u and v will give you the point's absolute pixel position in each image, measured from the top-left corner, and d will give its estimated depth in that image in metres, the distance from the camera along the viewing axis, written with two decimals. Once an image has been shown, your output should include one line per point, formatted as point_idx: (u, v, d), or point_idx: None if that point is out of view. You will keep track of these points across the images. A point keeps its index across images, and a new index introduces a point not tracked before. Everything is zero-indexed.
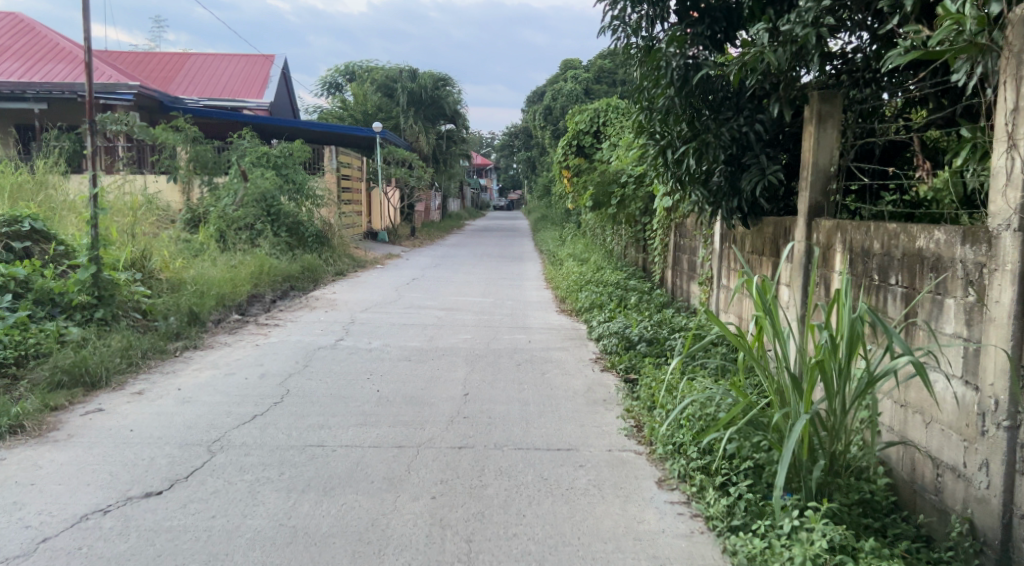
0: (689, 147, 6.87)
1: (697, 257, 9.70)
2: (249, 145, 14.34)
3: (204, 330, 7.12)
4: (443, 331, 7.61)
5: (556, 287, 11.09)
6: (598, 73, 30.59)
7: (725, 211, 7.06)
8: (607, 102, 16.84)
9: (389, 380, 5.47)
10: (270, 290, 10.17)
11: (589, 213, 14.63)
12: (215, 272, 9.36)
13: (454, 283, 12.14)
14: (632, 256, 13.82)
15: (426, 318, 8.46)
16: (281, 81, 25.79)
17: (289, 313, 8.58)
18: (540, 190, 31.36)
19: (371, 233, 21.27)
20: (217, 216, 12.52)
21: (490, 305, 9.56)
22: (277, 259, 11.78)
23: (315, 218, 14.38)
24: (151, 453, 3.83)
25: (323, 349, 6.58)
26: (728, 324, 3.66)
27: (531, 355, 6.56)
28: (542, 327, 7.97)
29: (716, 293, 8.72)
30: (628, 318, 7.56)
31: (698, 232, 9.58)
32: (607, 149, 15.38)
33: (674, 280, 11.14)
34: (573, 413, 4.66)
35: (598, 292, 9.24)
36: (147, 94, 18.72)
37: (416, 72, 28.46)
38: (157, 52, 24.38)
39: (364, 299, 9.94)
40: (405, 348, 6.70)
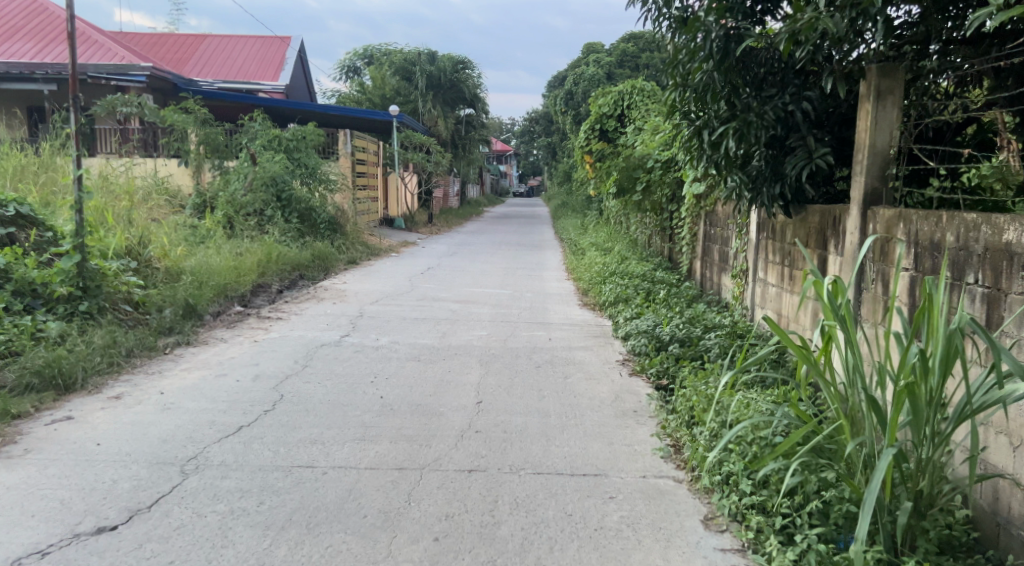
0: (728, 128, 6.28)
1: (730, 248, 9.09)
2: (261, 128, 13.85)
3: (200, 324, 6.62)
4: (458, 327, 7.08)
5: (578, 278, 10.53)
6: (620, 57, 29.85)
7: (765, 198, 6.49)
8: (631, 84, 16.18)
9: (396, 385, 4.95)
10: (277, 279, 9.67)
11: (612, 200, 14.03)
12: (218, 261, 8.86)
13: (471, 273, 11.61)
14: (657, 245, 13.21)
15: (440, 311, 7.93)
16: (297, 64, 25.30)
17: (295, 305, 8.07)
18: (560, 176, 30.75)
19: (388, 220, 20.78)
20: (225, 201, 12.03)
21: (508, 298, 9.03)
22: (287, 246, 11.29)
23: (328, 204, 13.88)
24: (115, 474, 3.32)
25: (327, 347, 6.07)
26: (790, 332, 3.09)
27: (552, 355, 6.02)
28: (563, 323, 7.41)
29: (751, 287, 8.13)
30: (657, 314, 6.99)
31: (732, 221, 8.98)
32: (631, 134, 14.75)
33: (703, 272, 10.53)
34: (599, 427, 4.12)
35: (623, 285, 8.67)
36: (159, 75, 18.26)
37: (435, 55, 27.84)
38: (171, 33, 23.94)
39: (376, 289, 9.43)
40: (415, 346, 6.17)
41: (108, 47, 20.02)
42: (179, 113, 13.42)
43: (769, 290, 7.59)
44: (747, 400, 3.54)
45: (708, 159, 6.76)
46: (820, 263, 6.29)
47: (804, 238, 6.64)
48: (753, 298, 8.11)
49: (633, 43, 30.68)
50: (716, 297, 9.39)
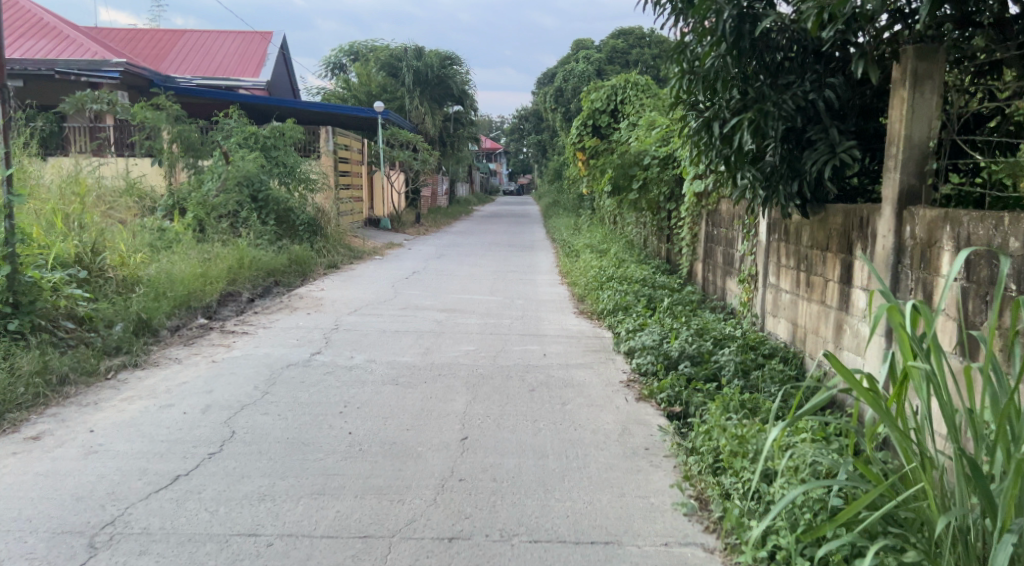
0: (741, 120, 5.64)
1: (736, 250, 8.49)
2: (236, 125, 13.15)
3: (154, 342, 5.93)
4: (442, 342, 6.41)
5: (572, 282, 9.89)
6: (610, 53, 29.27)
7: (782, 198, 5.86)
8: (625, 78, 15.56)
9: (368, 417, 4.28)
10: (249, 287, 8.99)
11: (607, 199, 13.40)
12: (183, 268, 8.17)
13: (459, 277, 10.97)
14: (654, 246, 12.59)
15: (424, 323, 7.28)
16: (280, 59, 24.55)
17: (265, 317, 7.40)
18: (550, 174, 30.12)
19: (373, 220, 20.08)
20: (197, 202, 11.32)
21: (499, 306, 8.39)
22: (262, 250, 10.62)
23: (307, 204, 13.18)
24: (6, 553, 2.67)
25: (294, 367, 5.40)
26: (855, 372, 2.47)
27: (547, 375, 5.37)
28: (558, 335, 6.76)
29: (762, 293, 7.51)
30: (663, 325, 6.37)
31: (739, 219, 8.36)
32: (625, 130, 14.10)
33: (705, 274, 9.90)
34: (607, 472, 3.49)
35: (622, 292, 8.02)
36: (134, 72, 17.52)
37: (422, 50, 27.14)
38: (148, 29, 23.17)
39: (355, 297, 8.75)
40: (395, 365, 5.50)
41: (80, 42, 19.23)
42: (150, 110, 12.70)
43: (783, 297, 6.96)
44: (800, 452, 2.94)
45: (717, 155, 6.14)
46: (845, 268, 5.69)
47: (824, 241, 6.03)
48: (763, 306, 7.49)
49: (623, 38, 30.09)
50: (723, 303, 8.76)
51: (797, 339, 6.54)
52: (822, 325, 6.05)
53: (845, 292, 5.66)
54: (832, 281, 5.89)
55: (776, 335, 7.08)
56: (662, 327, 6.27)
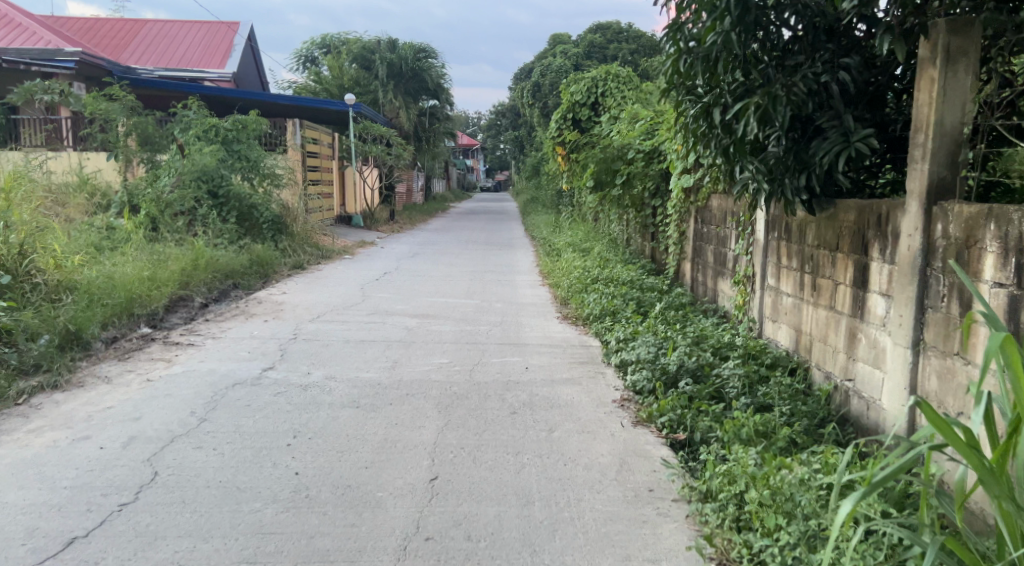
0: (745, 106, 5.07)
1: (729, 249, 7.94)
2: (195, 116, 12.39)
3: (83, 357, 5.23)
4: (412, 353, 5.76)
5: (554, 283, 9.31)
6: (588, 48, 28.72)
7: (788, 193, 5.28)
8: (605, 69, 14.98)
9: (319, 449, 3.64)
10: (203, 290, 8.29)
11: (588, 195, 12.81)
12: (128, 271, 7.45)
13: (433, 278, 10.34)
14: (638, 245, 12.04)
15: (392, 331, 6.62)
16: (247, 51, 23.70)
17: (218, 325, 6.72)
18: (528, 171, 29.57)
19: (345, 217, 19.33)
20: (149, 199, 10.55)
21: (475, 309, 7.78)
22: (219, 250, 9.91)
23: (272, 201, 12.46)
24: None
25: (241, 386, 4.72)
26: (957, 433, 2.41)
27: (531, 392, 4.75)
28: (539, 344, 6.14)
29: (759, 296, 6.95)
30: (656, 334, 5.80)
31: (734, 216, 7.79)
32: (607, 124, 13.52)
33: (695, 274, 9.32)
34: (604, 525, 2.89)
35: (609, 295, 7.41)
36: (91, 62, 16.66)
37: (395, 43, 26.44)
38: (108, 18, 22.25)
39: (319, 302, 8.06)
40: (356, 383, 4.85)
41: (34, 30, 18.32)
42: (103, 100, 11.91)
43: (784, 300, 6.40)
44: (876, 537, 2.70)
45: (715, 146, 5.54)
46: (857, 269, 5.12)
47: (834, 239, 5.45)
48: (761, 309, 6.93)
49: (601, 33, 29.63)
50: (716, 305, 8.18)
51: (800, 347, 5.99)
52: (829, 333, 5.49)
53: (857, 296, 5.10)
54: (841, 284, 5.33)
55: (775, 341, 6.54)
56: (655, 335, 5.68)
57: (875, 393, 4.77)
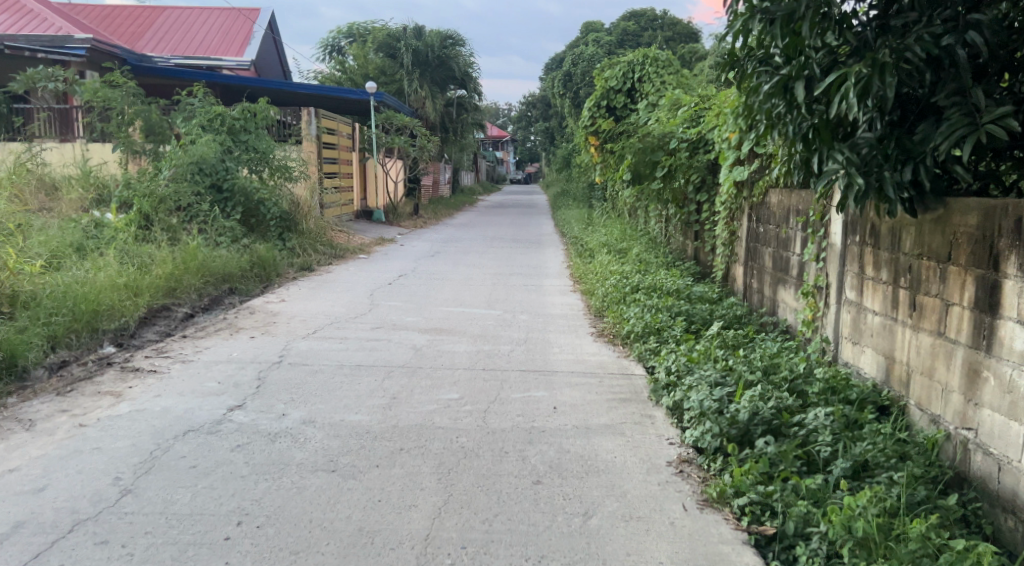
0: (838, 77, 3.95)
1: (795, 254, 6.82)
2: (200, 105, 11.47)
3: (13, 393, 4.30)
4: (416, 384, 4.74)
5: (587, 288, 8.24)
6: (621, 36, 27.54)
7: (888, 189, 4.15)
8: (643, 53, 13.83)
9: (266, 549, 2.67)
10: (191, 298, 7.36)
11: (625, 189, 11.71)
12: (101, 277, 6.54)
13: (453, 282, 9.34)
14: (680, 244, 10.92)
15: (396, 353, 5.61)
16: (268, 38, 22.88)
17: (194, 342, 5.76)
18: (559, 163, 28.45)
19: (365, 212, 18.40)
20: (141, 193, 9.62)
21: (496, 323, 6.77)
22: (217, 251, 9.01)
23: (282, 195, 11.54)
24: None
25: (193, 436, 3.73)
26: None
27: (561, 446, 3.71)
28: (570, 372, 5.09)
29: (834, 312, 5.83)
30: (716, 362, 4.73)
31: (801, 216, 6.69)
32: (644, 112, 12.43)
33: (748, 280, 8.20)
34: None
35: (651, 310, 6.33)
36: (102, 49, 15.89)
37: (422, 29, 25.37)
38: (125, 5, 21.60)
39: (319, 313, 7.07)
40: (338, 433, 3.84)
41: (46, 17, 17.70)
42: (101, 88, 11.08)
43: (869, 318, 5.30)
44: None
45: (792, 130, 4.42)
46: (980, 288, 4.01)
47: (944, 248, 4.34)
48: (836, 326, 5.82)
49: (634, 20, 28.64)
50: (777, 319, 7.07)
51: (894, 378, 4.89)
52: (936, 365, 4.38)
53: (979, 322, 4.00)
54: (954, 305, 4.22)
55: (857, 368, 5.42)
56: (716, 365, 4.60)
57: (1013, 451, 3.67)
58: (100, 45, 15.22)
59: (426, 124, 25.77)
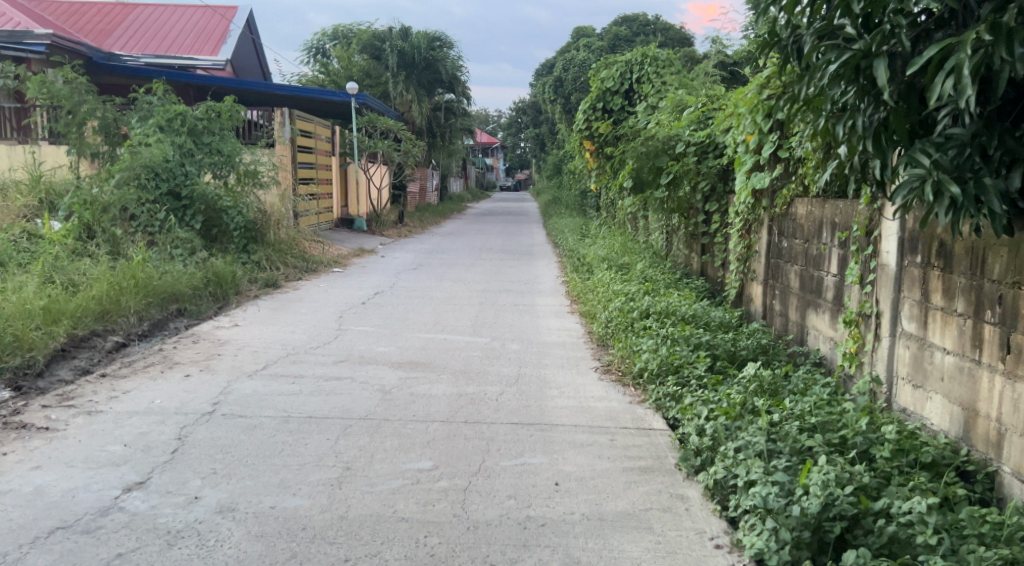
0: (933, 52, 2.96)
1: (833, 274, 5.85)
2: (159, 103, 10.35)
3: None
4: (379, 448, 3.73)
5: (587, 310, 7.26)
6: (613, 41, 26.76)
7: (990, 201, 3.18)
8: (641, 51, 12.90)
9: None
10: (127, 323, 6.31)
11: (625, 198, 10.74)
12: (10, 302, 5.47)
13: (435, 300, 8.33)
14: (685, 257, 9.96)
15: (359, 398, 4.59)
16: (246, 37, 21.82)
17: (113, 384, 4.71)
18: (551, 170, 27.58)
19: (346, 220, 17.34)
20: (83, 200, 8.55)
21: (482, 355, 5.77)
22: (168, 267, 7.96)
23: (250, 201, 10.49)
24: None
25: (60, 537, 2.73)
26: None
27: (566, 553, 2.73)
28: (573, 426, 4.10)
29: (887, 346, 4.86)
30: (758, 418, 3.75)
31: (840, 231, 5.73)
32: (643, 114, 11.48)
33: (769, 301, 7.23)
34: None
35: (667, 342, 5.35)
36: (66, 47, 14.63)
37: (408, 31, 24.42)
38: (93, 2, 20.54)
39: (275, 343, 6.04)
40: (262, 530, 2.82)
41: (5, 11, 16.56)
42: (48, 84, 9.98)
43: (937, 357, 4.33)
44: None
45: (862, 123, 3.46)
46: None
47: None
48: (889, 364, 4.85)
49: (625, 26, 27.93)
50: (809, 349, 6.12)
51: (977, 435, 3.91)
52: None
53: None
54: None
55: (922, 417, 4.45)
56: (760, 422, 3.62)
57: None
58: (64, 41, 14.11)
59: (412, 128, 24.76)
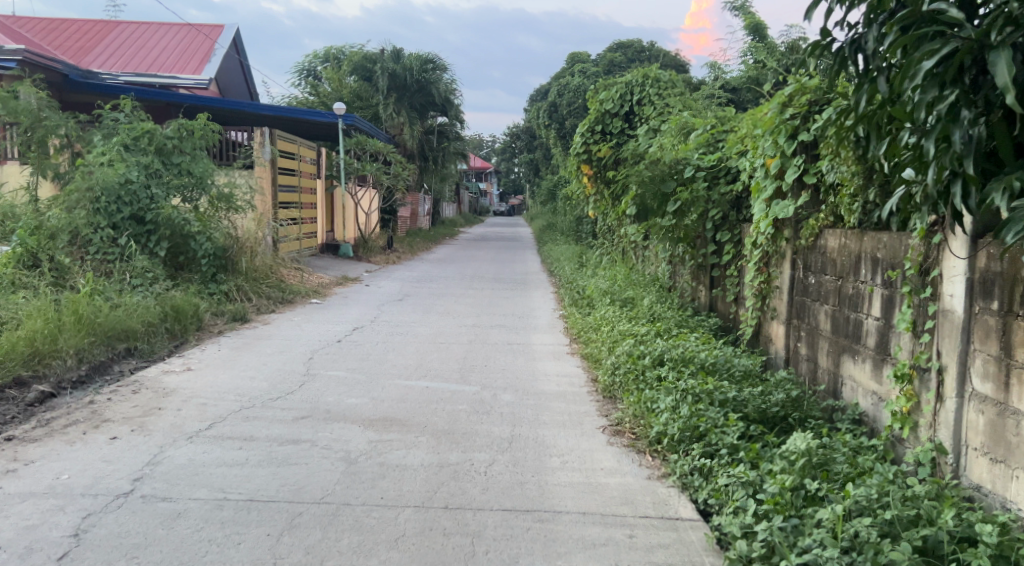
0: None
1: (875, 318, 5.06)
2: (126, 120, 9.55)
3: None
4: (332, 550, 2.94)
5: (589, 352, 6.44)
6: (608, 67, 26.23)
7: None
8: (642, 71, 12.18)
9: None
10: (61, 368, 5.46)
11: (627, 225, 9.97)
12: None
13: (419, 337, 7.50)
14: (692, 290, 9.17)
15: (317, 471, 3.76)
16: (232, 56, 21.13)
17: (19, 451, 3.86)
18: (545, 194, 26.91)
19: (331, 245, 16.52)
20: (28, 226, 7.89)
21: (470, 409, 4.93)
22: (121, 300, 7.14)
23: (222, 226, 9.68)
24: None
25: None
26: None
27: None
28: (580, 515, 3.29)
29: (954, 410, 4.06)
30: (818, 514, 2.95)
31: (885, 268, 4.96)
32: (646, 137, 10.75)
33: (794, 343, 6.43)
34: None
35: (687, 398, 4.53)
36: (41, 64, 13.74)
37: (401, 52, 23.77)
38: (75, 20, 19.91)
39: (230, 393, 5.20)
40: None
41: None
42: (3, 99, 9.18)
43: None
44: None
45: (959, 141, 2.70)
46: None
47: None
48: (954, 430, 4.06)
49: (620, 51, 27.42)
50: (845, 403, 5.33)
51: None
52: None
53: None
54: None
55: (1007, 501, 3.64)
56: (826, 522, 2.82)
57: None
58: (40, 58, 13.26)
59: (404, 151, 24.10)
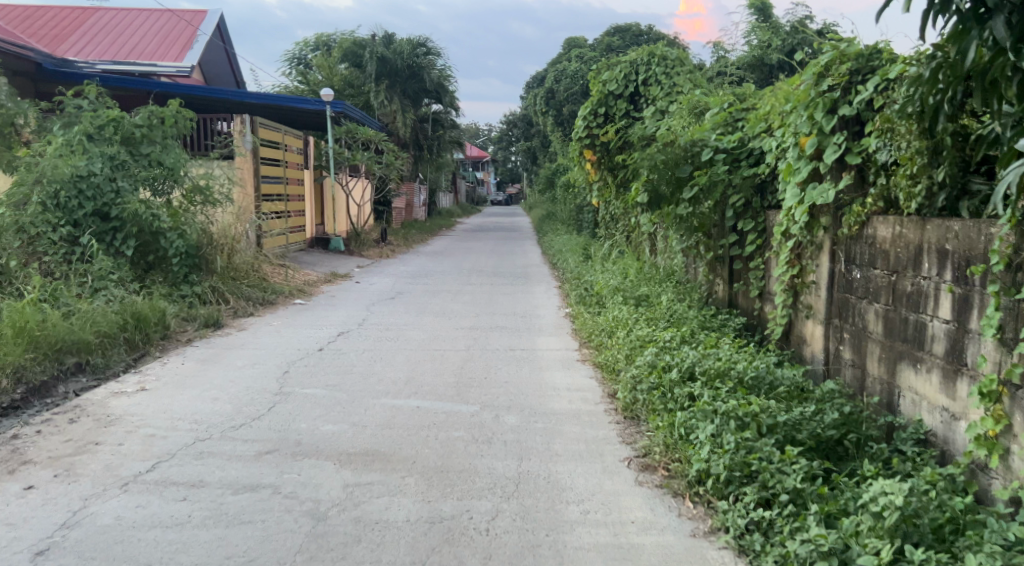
0: None
1: (943, 321, 4.25)
2: (90, 106, 8.65)
3: None
4: None
5: (604, 361, 5.65)
6: (606, 51, 25.35)
7: None
8: (648, 49, 11.31)
9: None
10: None
11: (637, 214, 9.16)
12: None
13: (409, 344, 6.69)
14: (708, 285, 8.38)
15: (276, 534, 3.00)
16: (216, 43, 20.22)
17: None
18: (544, 183, 26.08)
19: (321, 239, 15.70)
20: None
21: (468, 438, 4.14)
22: (76, 306, 6.34)
23: (197, 220, 8.85)
24: None
25: None
26: None
27: None
28: None
29: None
30: None
31: (957, 262, 4.15)
32: (653, 119, 9.92)
33: (835, 345, 5.63)
34: None
35: (726, 425, 3.75)
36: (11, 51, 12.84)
37: (392, 37, 22.85)
38: (51, 7, 19.04)
39: (185, 420, 4.41)
40: None
41: None
42: None
43: None
44: None
45: None
46: None
47: None
48: None
49: (618, 36, 26.51)
50: (905, 419, 4.53)
51: None
52: None
53: None
54: None
55: None
56: None
57: None
58: (7, 46, 12.37)
59: (397, 140, 23.22)
